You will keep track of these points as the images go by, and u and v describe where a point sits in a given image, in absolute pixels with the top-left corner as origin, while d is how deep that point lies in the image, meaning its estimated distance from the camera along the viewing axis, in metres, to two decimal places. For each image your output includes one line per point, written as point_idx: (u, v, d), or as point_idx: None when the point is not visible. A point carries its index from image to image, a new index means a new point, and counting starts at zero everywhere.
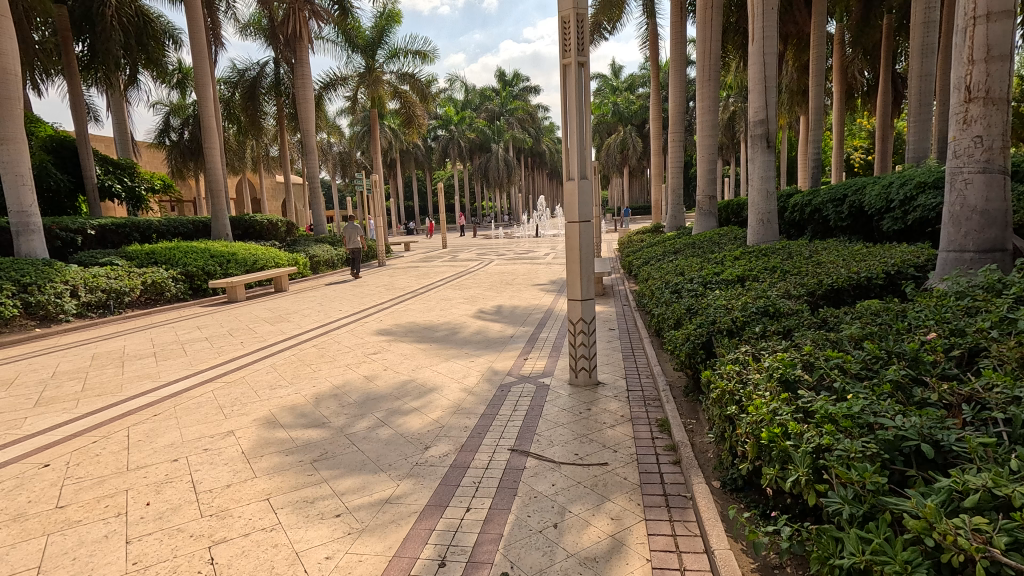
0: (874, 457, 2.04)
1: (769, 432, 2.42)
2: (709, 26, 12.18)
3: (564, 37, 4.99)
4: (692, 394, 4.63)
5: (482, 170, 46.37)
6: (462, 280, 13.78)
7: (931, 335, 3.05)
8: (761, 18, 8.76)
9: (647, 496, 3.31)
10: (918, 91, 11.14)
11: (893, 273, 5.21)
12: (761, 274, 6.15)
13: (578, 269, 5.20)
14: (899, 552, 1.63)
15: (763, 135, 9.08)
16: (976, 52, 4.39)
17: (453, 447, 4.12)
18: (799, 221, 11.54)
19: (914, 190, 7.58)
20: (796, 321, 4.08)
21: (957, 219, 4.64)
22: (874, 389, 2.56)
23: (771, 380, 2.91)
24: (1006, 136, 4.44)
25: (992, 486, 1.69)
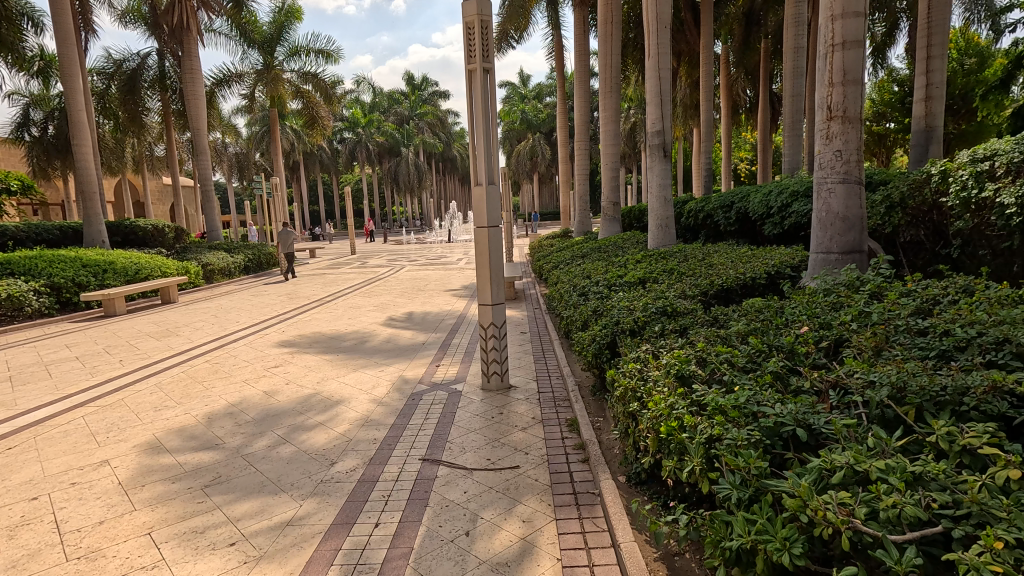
0: (757, 443, 2.21)
1: (667, 426, 2.56)
2: (609, 42, 12.74)
3: (469, 43, 5.01)
4: (599, 393, 4.80)
5: (393, 175, 45.43)
6: (372, 287, 13.37)
7: (804, 329, 3.37)
8: (656, 36, 9.31)
9: (557, 496, 3.37)
10: (791, 109, 12.39)
11: (773, 273, 5.73)
12: (660, 276, 6.51)
13: (487, 274, 5.21)
14: (779, 530, 1.77)
15: (661, 145, 9.63)
16: (835, 76, 4.95)
17: (360, 461, 3.96)
18: (694, 226, 12.39)
19: (788, 199, 8.39)
20: (691, 320, 4.34)
21: (824, 224, 5.16)
22: (757, 379, 2.78)
23: (668, 376, 3.07)
24: (860, 150, 5.02)
25: (854, 463, 1.88)
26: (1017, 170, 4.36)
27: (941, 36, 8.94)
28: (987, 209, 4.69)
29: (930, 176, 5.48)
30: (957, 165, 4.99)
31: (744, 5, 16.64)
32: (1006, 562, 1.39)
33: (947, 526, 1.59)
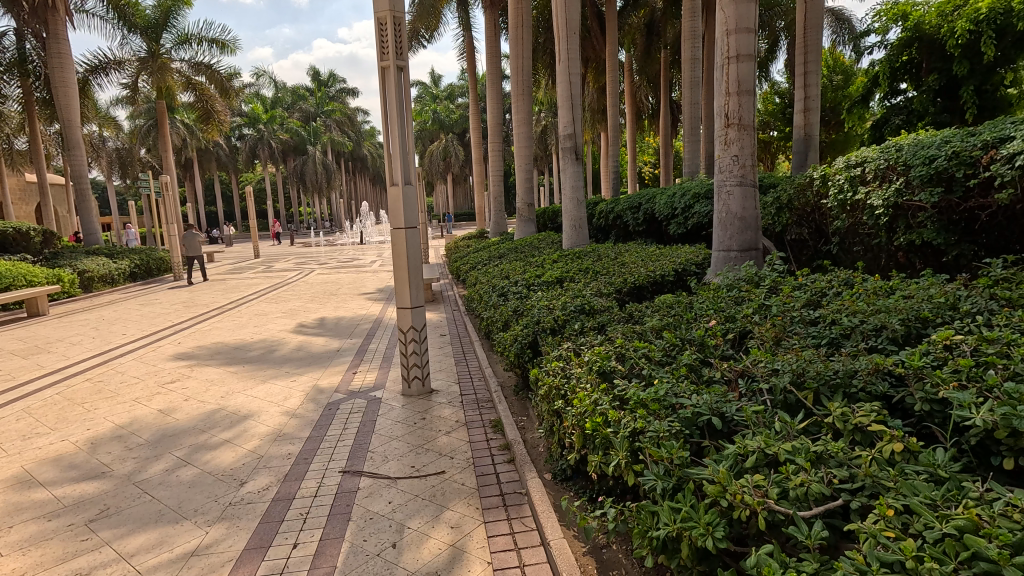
0: (677, 434, 2.31)
1: (592, 422, 2.62)
2: (520, 45, 12.88)
3: (381, 39, 4.85)
4: (522, 392, 4.83)
5: (298, 174, 43.23)
6: (279, 293, 12.63)
7: (712, 322, 3.59)
8: (566, 41, 9.55)
9: (485, 498, 3.35)
10: (690, 116, 13.22)
11: (680, 271, 6.07)
12: (576, 274, 6.69)
13: (406, 276, 5.08)
14: (702, 516, 1.85)
15: (573, 148, 9.89)
16: (732, 86, 5.33)
17: (274, 479, 3.70)
18: (605, 226, 12.87)
19: (691, 200, 8.94)
20: (608, 317, 4.48)
21: (724, 224, 5.54)
22: (673, 372, 2.92)
23: (590, 373, 3.15)
24: (754, 156, 5.44)
25: (765, 447, 2.02)
26: (882, 175, 4.91)
27: (815, 55, 9.92)
28: (859, 209, 5.24)
29: (812, 180, 6.04)
30: (834, 170, 5.54)
31: (645, 16, 17.55)
32: (897, 527, 1.53)
33: (847, 499, 1.74)
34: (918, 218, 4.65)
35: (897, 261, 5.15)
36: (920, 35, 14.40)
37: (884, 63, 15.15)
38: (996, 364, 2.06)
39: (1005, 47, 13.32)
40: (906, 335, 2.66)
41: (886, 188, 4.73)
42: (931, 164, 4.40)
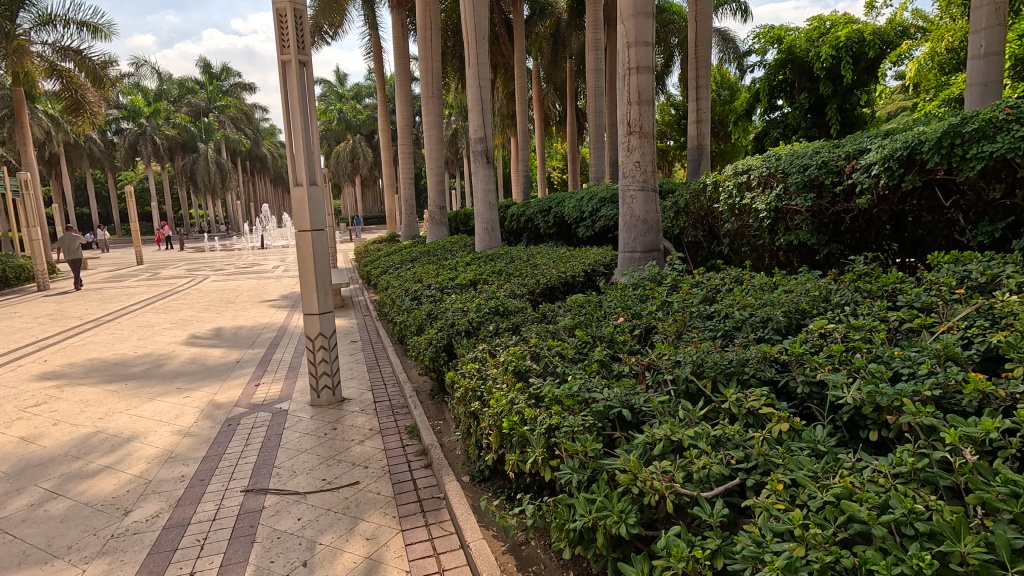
0: (591, 427, 2.39)
1: (509, 421, 2.64)
2: (429, 47, 12.75)
3: (281, 32, 4.60)
4: (437, 395, 4.77)
5: (188, 173, 39.88)
6: (168, 302, 11.56)
7: (620, 319, 3.74)
8: (475, 45, 9.59)
9: (401, 506, 3.26)
10: (595, 124, 13.78)
11: (590, 271, 6.30)
12: (490, 277, 6.73)
13: (313, 281, 4.84)
14: (616, 505, 1.92)
15: (484, 152, 9.94)
16: (633, 96, 5.61)
17: (165, 505, 3.38)
18: (516, 229, 13.08)
19: (598, 204, 9.32)
20: (522, 317, 4.54)
21: (629, 227, 5.82)
22: (586, 368, 3.03)
23: (506, 373, 3.18)
24: (654, 162, 5.76)
25: (670, 435, 2.14)
26: (765, 181, 5.39)
27: (705, 71, 10.73)
28: (746, 213, 5.72)
29: (705, 186, 6.51)
30: (724, 177, 6.00)
31: (551, 26, 18.07)
32: (786, 499, 1.68)
33: (743, 478, 1.89)
34: (795, 221, 5.14)
35: (778, 260, 5.66)
36: (792, 57, 16.05)
37: (764, 81, 16.69)
38: (861, 348, 2.33)
39: (860, 72, 15.17)
40: (789, 325, 2.93)
41: (769, 194, 5.20)
42: (804, 172, 4.89)
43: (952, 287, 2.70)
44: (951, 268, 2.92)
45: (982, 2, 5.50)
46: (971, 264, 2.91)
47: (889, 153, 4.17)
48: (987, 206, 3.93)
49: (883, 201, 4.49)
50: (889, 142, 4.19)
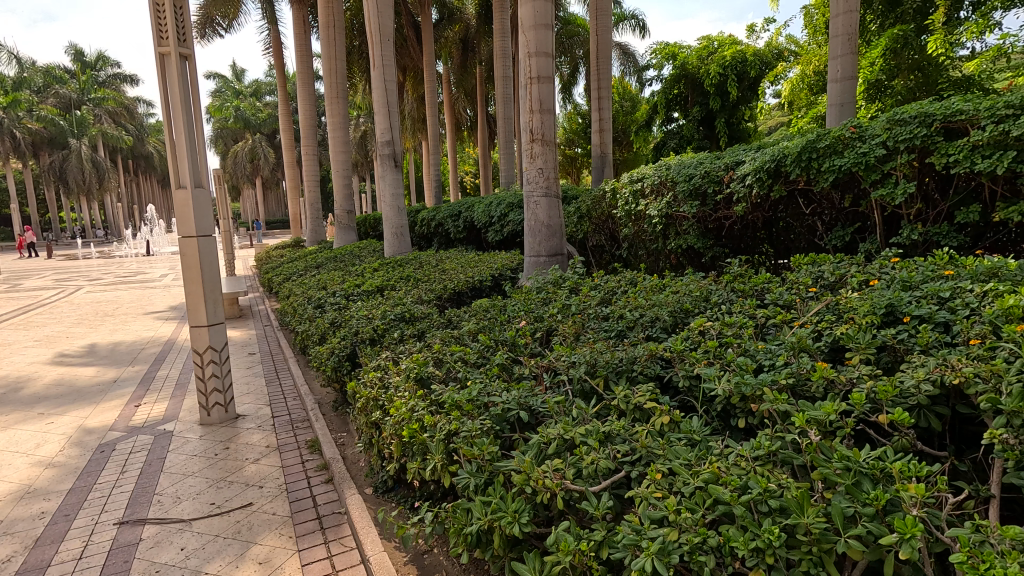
0: (489, 431, 2.43)
1: (409, 429, 2.61)
2: (332, 46, 12.31)
3: (158, 21, 4.24)
4: (341, 407, 4.61)
5: (56, 172, 35.61)
6: (30, 316, 10.26)
7: (522, 323, 3.83)
8: (380, 47, 9.40)
9: (298, 525, 3.12)
10: (504, 130, 13.99)
11: (497, 276, 6.38)
12: (397, 283, 6.61)
13: (200, 290, 4.50)
14: (511, 505, 1.97)
15: (391, 155, 9.75)
16: (534, 105, 5.76)
17: (20, 547, 3.00)
18: (427, 233, 12.96)
19: (506, 209, 9.47)
20: (428, 324, 4.51)
21: (534, 232, 5.97)
22: (487, 372, 3.06)
23: (408, 381, 3.14)
24: (556, 169, 5.95)
25: (563, 433, 2.22)
26: (657, 189, 5.73)
27: (606, 82, 11.23)
28: (642, 219, 6.06)
29: (605, 193, 6.83)
30: (621, 185, 6.32)
31: (460, 31, 18.13)
32: (664, 487, 1.80)
33: (628, 470, 2.00)
34: (684, 227, 5.52)
35: (670, 263, 6.04)
36: (686, 73, 17.21)
37: (661, 95, 17.78)
38: (732, 344, 2.54)
39: (744, 89, 16.59)
40: (674, 324, 3.14)
41: (660, 201, 5.56)
42: (690, 181, 5.27)
43: (809, 286, 3.02)
44: (810, 269, 3.27)
45: (838, 32, 6.23)
46: (825, 265, 3.28)
47: (760, 165, 4.59)
48: (839, 213, 4.44)
49: (757, 209, 4.93)
50: (760, 155, 4.61)
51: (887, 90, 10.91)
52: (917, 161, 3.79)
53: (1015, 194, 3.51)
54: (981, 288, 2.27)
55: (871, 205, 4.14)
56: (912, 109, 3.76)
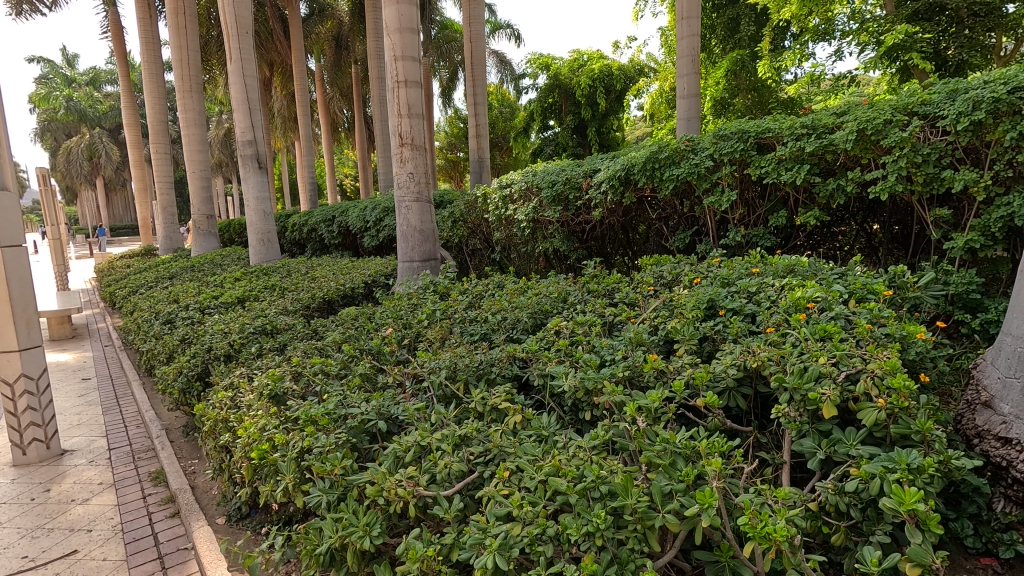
0: (344, 444, 2.36)
1: (258, 450, 2.44)
2: (182, 34, 11.17)
3: None
4: (192, 431, 4.20)
5: None
6: None
7: (389, 330, 3.76)
8: (238, 38, 8.69)
9: (135, 568, 2.79)
10: (381, 132, 13.65)
11: (370, 283, 6.21)
12: (261, 293, 6.18)
13: (7, 309, 3.85)
14: (363, 519, 1.92)
15: (254, 156, 9.06)
16: (402, 109, 5.68)
17: None
18: (300, 239, 12.29)
19: (381, 214, 9.24)
20: (290, 335, 4.25)
21: (406, 237, 5.89)
22: (348, 383, 2.97)
23: (261, 399, 2.95)
24: (427, 174, 5.92)
25: (420, 440, 2.21)
26: (525, 194, 5.97)
27: (481, 89, 11.41)
28: (512, 223, 6.28)
29: (477, 198, 6.95)
30: (492, 190, 6.51)
31: (332, 28, 17.41)
32: (511, 484, 1.87)
33: (480, 471, 2.05)
34: (549, 231, 5.80)
35: (538, 265, 6.31)
36: (559, 83, 18.02)
37: (537, 103, 18.44)
38: (582, 341, 2.72)
39: (612, 101, 17.75)
40: (534, 325, 3.29)
41: (527, 206, 5.80)
42: (553, 187, 5.55)
43: (651, 286, 3.31)
44: (653, 269, 3.59)
45: (683, 53, 6.87)
46: (667, 266, 3.61)
47: (613, 173, 4.93)
48: (680, 218, 4.92)
49: (613, 213, 5.31)
50: (613, 164, 4.98)
51: (730, 106, 12.23)
52: (739, 172, 4.31)
53: (811, 201, 4.12)
54: (780, 283, 2.65)
55: (705, 210, 4.64)
56: (733, 126, 4.28)
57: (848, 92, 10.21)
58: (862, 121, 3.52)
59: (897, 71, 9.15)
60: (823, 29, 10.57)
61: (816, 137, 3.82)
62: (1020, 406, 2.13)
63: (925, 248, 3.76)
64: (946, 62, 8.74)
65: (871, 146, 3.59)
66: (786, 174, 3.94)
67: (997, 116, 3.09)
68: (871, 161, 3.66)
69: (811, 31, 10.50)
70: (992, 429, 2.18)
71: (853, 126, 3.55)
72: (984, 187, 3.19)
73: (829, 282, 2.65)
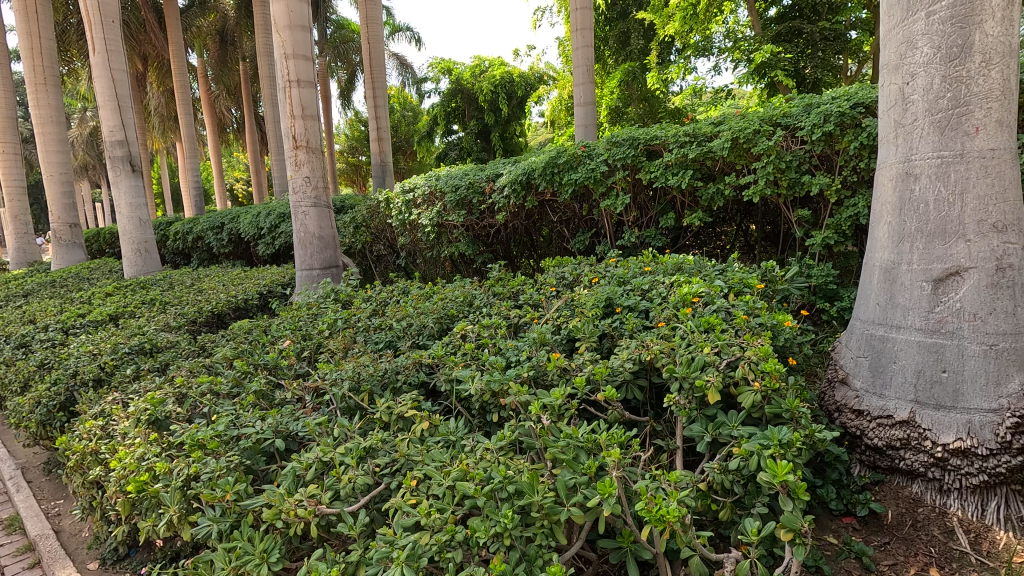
0: (237, 467, 2.19)
1: (136, 483, 2.18)
2: (32, 22, 9.72)
3: None
4: (55, 469, 3.70)
5: None
6: None
7: (287, 342, 3.56)
8: (101, 28, 7.80)
9: None
10: (275, 134, 12.89)
11: (265, 293, 5.84)
12: (139, 308, 5.60)
13: None
14: (260, 545, 1.80)
15: (126, 158, 8.17)
16: (295, 109, 5.40)
17: None
18: (184, 248, 11.31)
19: (276, 220, 8.73)
20: (173, 354, 3.88)
21: (304, 244, 5.62)
22: (240, 402, 2.76)
23: (139, 426, 2.67)
24: (324, 178, 5.67)
25: (322, 456, 2.11)
26: (428, 199, 5.93)
27: (381, 91, 11.13)
28: (416, 228, 6.21)
29: (379, 204, 6.80)
30: (394, 194, 6.40)
31: (216, 22, 16.20)
32: (418, 493, 1.83)
33: (388, 482, 2.00)
34: (455, 235, 5.81)
35: (445, 270, 6.29)
36: (461, 88, 18.08)
37: (440, 107, 18.35)
38: (487, 344, 2.74)
39: (513, 107, 18.08)
40: (440, 331, 3.27)
41: (431, 211, 5.77)
42: (457, 192, 5.55)
43: (553, 287, 3.42)
44: (556, 270, 3.70)
45: (578, 63, 7.14)
46: (569, 267, 3.73)
47: (514, 177, 5.03)
48: (580, 220, 5.12)
49: (517, 217, 5.42)
50: (514, 168, 5.08)
51: (624, 115, 12.88)
52: (631, 177, 4.56)
53: (695, 203, 4.46)
54: (670, 281, 2.83)
55: (602, 214, 4.86)
56: (624, 133, 4.52)
57: (726, 104, 11.13)
58: (735, 131, 3.86)
59: (765, 87, 10.14)
60: (702, 46, 11.44)
61: (697, 144, 4.13)
62: (869, 381, 2.44)
63: (791, 245, 4.21)
64: (804, 79, 9.83)
65: (744, 154, 3.95)
66: (672, 178, 4.22)
67: (843, 128, 3.50)
68: (744, 167, 4.03)
69: (692, 48, 11.32)
70: (848, 403, 2.49)
71: (728, 135, 3.87)
72: (836, 190, 3.63)
73: (711, 278, 2.87)
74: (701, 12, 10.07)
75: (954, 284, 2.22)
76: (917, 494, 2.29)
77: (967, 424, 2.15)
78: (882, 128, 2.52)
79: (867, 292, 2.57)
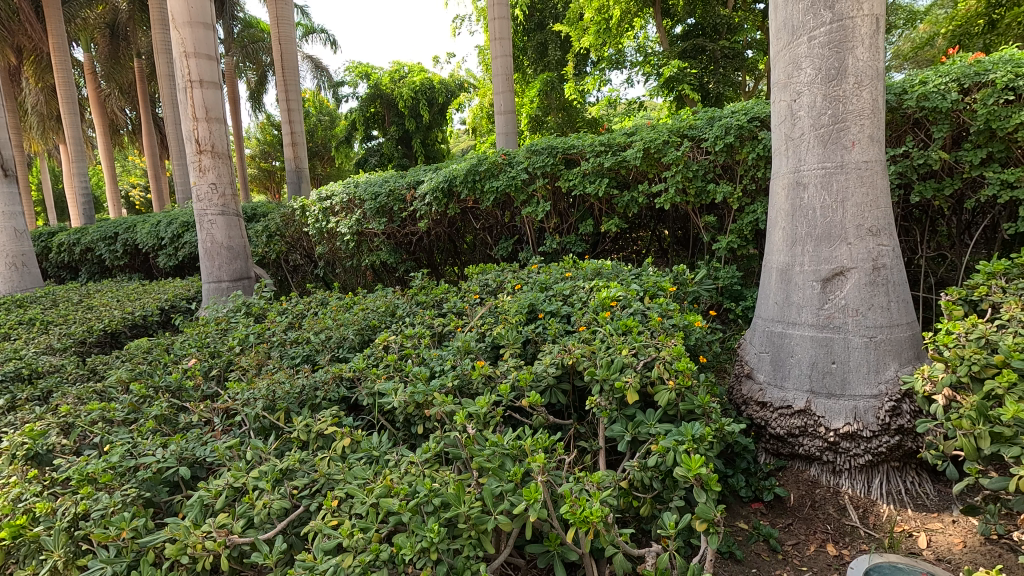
0: (133, 500, 2.00)
1: (8, 530, 1.91)
2: None
3: None
4: None
5: None
6: None
7: (192, 361, 3.31)
8: None
9: None
10: (175, 136, 11.98)
11: (167, 308, 5.40)
12: (14, 329, 4.99)
13: None
14: None
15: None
16: (198, 111, 5.05)
17: None
18: (70, 261, 10.24)
19: (179, 229, 8.10)
20: (58, 380, 3.48)
21: (211, 254, 5.26)
22: (138, 429, 2.53)
23: (13, 463, 2.36)
24: (232, 184, 5.35)
25: (233, 481, 1.97)
26: (347, 207, 5.77)
27: (294, 94, 10.67)
28: (335, 237, 6.01)
29: (294, 211, 6.51)
30: (310, 202, 6.15)
31: (106, 14, 14.88)
32: (339, 514, 1.75)
33: (307, 504, 1.90)
34: (375, 243, 5.68)
35: (366, 279, 6.12)
36: (380, 93, 17.72)
37: (358, 112, 17.88)
38: (411, 355, 2.69)
39: (434, 113, 17.95)
40: (361, 342, 3.17)
41: (350, 218, 5.60)
42: (376, 199, 5.42)
43: (476, 294, 3.42)
44: (479, 278, 3.70)
45: (499, 72, 7.20)
46: (493, 274, 3.74)
47: (436, 185, 4.98)
48: (502, 228, 5.17)
49: (438, 224, 5.38)
50: (435, 176, 5.04)
51: (544, 123, 13.13)
52: (551, 184, 4.68)
53: (612, 211, 4.63)
54: (589, 285, 2.92)
55: (524, 221, 4.93)
56: (543, 142, 4.61)
57: (639, 114, 11.61)
58: (647, 141, 4.06)
59: (674, 99, 10.70)
60: (616, 59, 11.90)
61: (612, 154, 4.29)
62: (771, 374, 2.64)
63: (700, 250, 4.47)
64: (708, 94, 10.46)
65: (655, 163, 4.15)
66: (590, 186, 4.36)
67: (742, 140, 3.78)
68: (655, 175, 4.24)
69: (606, 60, 11.75)
70: (753, 396, 2.67)
71: (640, 145, 4.06)
72: (737, 198, 3.90)
73: (628, 282, 2.98)
74: (613, 27, 10.49)
75: (839, 283, 2.45)
76: (815, 476, 2.50)
77: (853, 409, 2.38)
78: (775, 141, 2.74)
79: (766, 292, 2.77)
